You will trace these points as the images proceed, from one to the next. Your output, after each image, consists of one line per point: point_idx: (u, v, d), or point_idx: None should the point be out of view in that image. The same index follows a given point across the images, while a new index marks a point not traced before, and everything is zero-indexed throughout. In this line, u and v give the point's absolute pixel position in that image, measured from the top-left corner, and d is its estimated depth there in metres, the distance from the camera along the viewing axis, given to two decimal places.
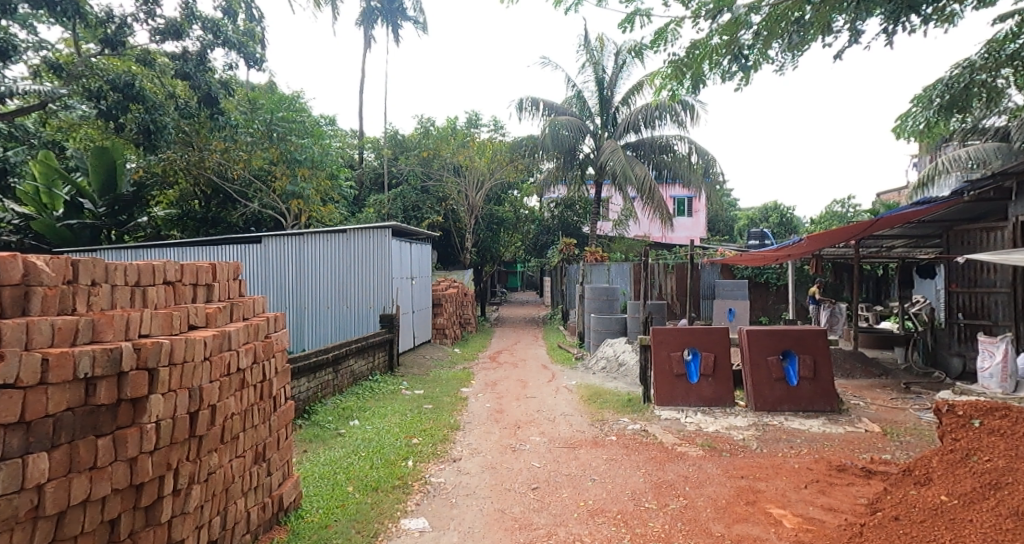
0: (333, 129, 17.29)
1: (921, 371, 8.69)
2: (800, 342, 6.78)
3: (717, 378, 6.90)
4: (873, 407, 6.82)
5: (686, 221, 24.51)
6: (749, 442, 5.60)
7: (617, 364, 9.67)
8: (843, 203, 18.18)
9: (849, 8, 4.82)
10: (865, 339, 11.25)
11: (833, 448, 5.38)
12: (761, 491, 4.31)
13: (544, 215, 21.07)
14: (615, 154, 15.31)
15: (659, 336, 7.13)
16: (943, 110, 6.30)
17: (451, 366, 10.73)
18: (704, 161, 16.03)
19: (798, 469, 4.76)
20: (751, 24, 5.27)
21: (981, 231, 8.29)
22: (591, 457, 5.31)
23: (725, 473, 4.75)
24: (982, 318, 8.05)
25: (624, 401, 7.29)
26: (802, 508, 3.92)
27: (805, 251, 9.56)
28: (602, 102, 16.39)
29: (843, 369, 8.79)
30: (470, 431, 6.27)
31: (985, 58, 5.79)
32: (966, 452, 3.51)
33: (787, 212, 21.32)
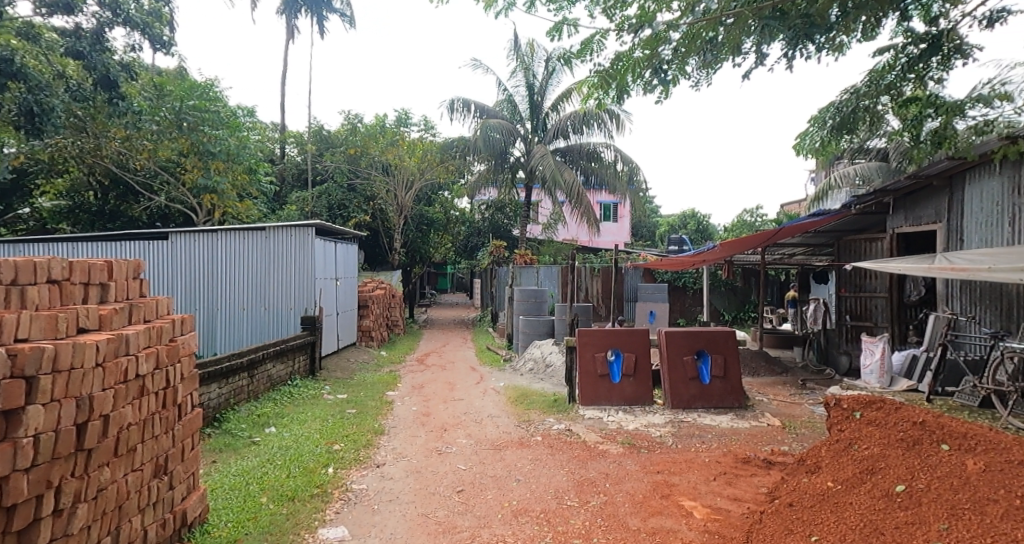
0: (252, 121, 16.42)
1: (815, 369, 9.53)
2: (713, 343, 7.21)
3: (638, 378, 7.19)
4: (775, 403, 7.38)
5: (611, 226, 25.52)
6: (665, 438, 5.89)
7: (545, 365, 9.86)
8: (752, 213, 19.62)
9: (756, 35, 5.17)
10: (769, 339, 12.09)
11: (739, 442, 5.77)
12: (675, 485, 4.54)
13: (475, 216, 21.18)
14: (545, 159, 15.61)
15: (584, 337, 7.33)
16: (835, 131, 6.93)
17: (377, 369, 10.48)
18: (629, 168, 16.76)
19: (708, 463, 5.06)
20: (670, 41, 5.53)
21: (865, 241, 9.19)
22: (516, 458, 5.37)
23: (642, 469, 4.97)
24: (866, 319, 8.93)
25: (550, 402, 7.44)
26: (710, 499, 4.18)
27: (718, 257, 10.17)
28: (532, 107, 16.69)
29: (750, 368, 9.46)
30: (395, 436, 6.17)
31: (868, 86, 6.44)
32: (849, 441, 3.85)
33: (704, 220, 22.73)
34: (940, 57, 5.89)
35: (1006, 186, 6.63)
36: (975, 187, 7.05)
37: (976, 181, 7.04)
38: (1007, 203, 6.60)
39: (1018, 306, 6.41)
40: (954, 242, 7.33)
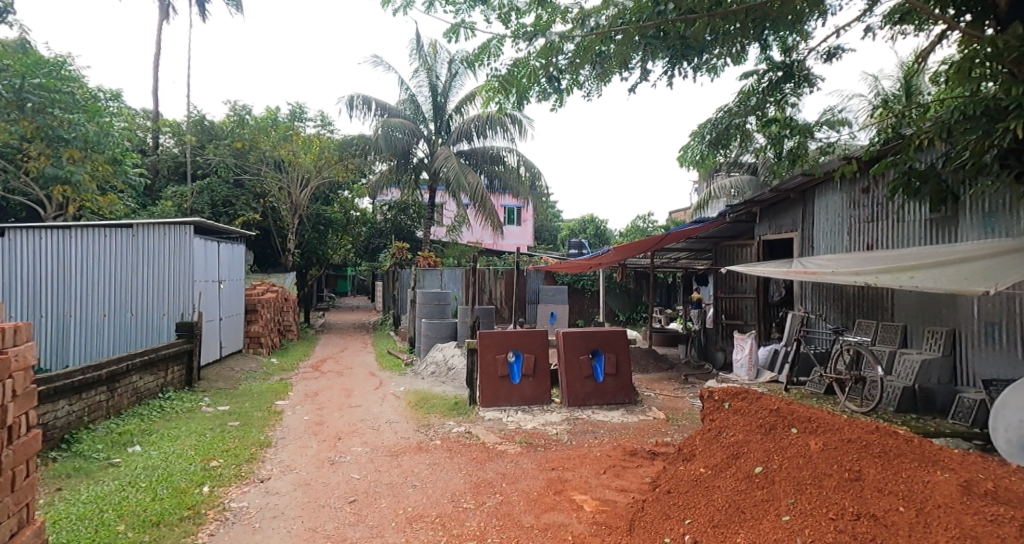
0: (117, 105, 14.70)
1: (695, 365, 10.35)
2: (607, 343, 7.52)
3: (537, 378, 7.34)
4: (661, 397, 7.89)
5: (515, 230, 25.98)
6: (561, 436, 6.07)
7: (446, 368, 9.78)
8: (644, 219, 20.94)
9: (640, 52, 5.50)
10: (658, 338, 12.89)
11: (628, 435, 6.08)
12: (567, 480, 4.68)
13: (377, 218, 20.61)
14: (449, 161, 15.52)
15: (485, 339, 7.34)
16: (712, 145, 7.54)
17: (265, 378, 9.81)
18: (531, 174, 17.15)
19: (599, 457, 5.28)
20: (564, 51, 5.71)
21: (737, 247, 10.12)
22: (413, 463, 5.26)
23: (538, 466, 5.08)
24: (737, 318, 9.85)
25: (451, 405, 7.39)
26: (600, 492, 4.36)
27: (613, 260, 10.69)
28: (435, 109, 16.57)
29: (640, 365, 10.05)
30: (283, 447, 5.80)
31: (738, 106, 7.10)
32: (718, 430, 4.17)
33: (601, 225, 23.85)
34: (793, 85, 6.64)
35: (845, 199, 7.58)
36: (822, 200, 8.00)
37: (822, 195, 8.00)
38: (846, 215, 7.56)
39: (854, 305, 7.36)
40: (807, 248, 8.28)
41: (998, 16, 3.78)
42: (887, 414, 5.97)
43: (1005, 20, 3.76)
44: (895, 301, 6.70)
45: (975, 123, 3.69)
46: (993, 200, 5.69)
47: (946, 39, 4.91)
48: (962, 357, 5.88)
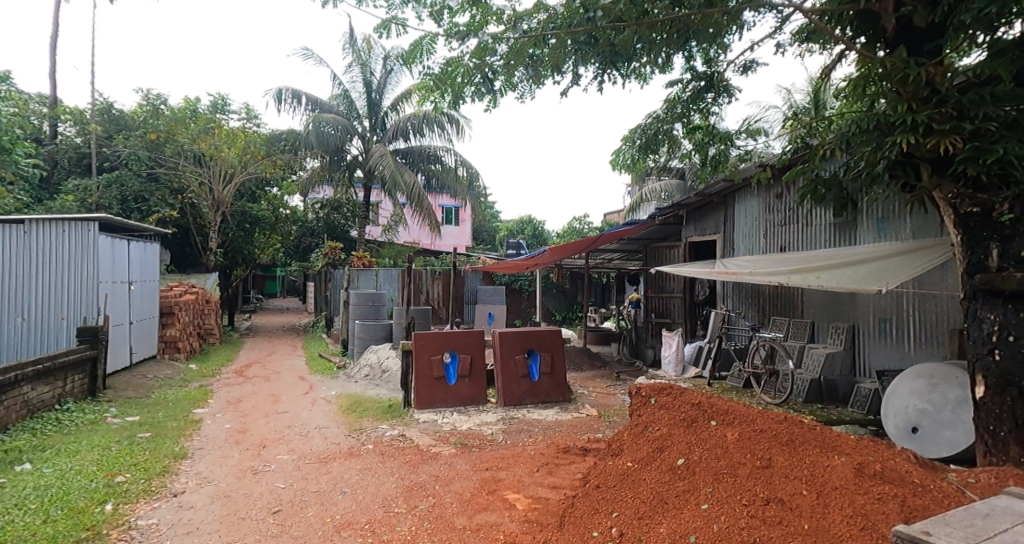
0: (9, 89, 13.32)
1: (627, 362, 10.69)
2: (542, 342, 7.57)
3: (472, 378, 7.31)
4: (594, 395, 8.09)
5: (453, 230, 25.80)
6: (496, 435, 6.08)
7: (381, 370, 9.57)
8: (580, 220, 21.37)
9: (570, 57, 5.60)
10: (592, 337, 13.20)
11: (562, 433, 6.18)
12: (501, 480, 4.68)
13: (308, 216, 19.85)
14: (384, 159, 15.17)
15: (420, 340, 7.20)
16: (642, 149, 7.82)
17: (182, 385, 9.19)
18: (469, 174, 17.07)
19: (533, 455, 5.32)
20: (497, 52, 5.73)
21: (666, 248, 10.54)
22: (343, 469, 5.10)
23: (472, 467, 5.06)
24: (666, 317, 10.26)
25: (384, 408, 7.24)
26: (533, 490, 4.38)
27: (549, 260, 10.84)
28: (370, 105, 16.16)
29: (575, 364, 10.26)
30: (200, 458, 5.46)
31: (665, 113, 7.39)
32: (645, 425, 4.30)
33: (539, 226, 24.13)
34: (714, 94, 6.99)
35: (762, 204, 8.06)
36: (742, 205, 8.48)
37: (742, 199, 8.47)
38: (763, 219, 8.05)
39: (769, 303, 7.84)
40: (728, 250, 8.73)
41: (886, 39, 4.12)
42: (797, 404, 6.42)
43: (893, 43, 4.09)
44: (806, 299, 7.19)
45: (868, 136, 4.01)
46: (887, 207, 6.22)
47: (847, 58, 5.32)
48: (859, 350, 6.39)
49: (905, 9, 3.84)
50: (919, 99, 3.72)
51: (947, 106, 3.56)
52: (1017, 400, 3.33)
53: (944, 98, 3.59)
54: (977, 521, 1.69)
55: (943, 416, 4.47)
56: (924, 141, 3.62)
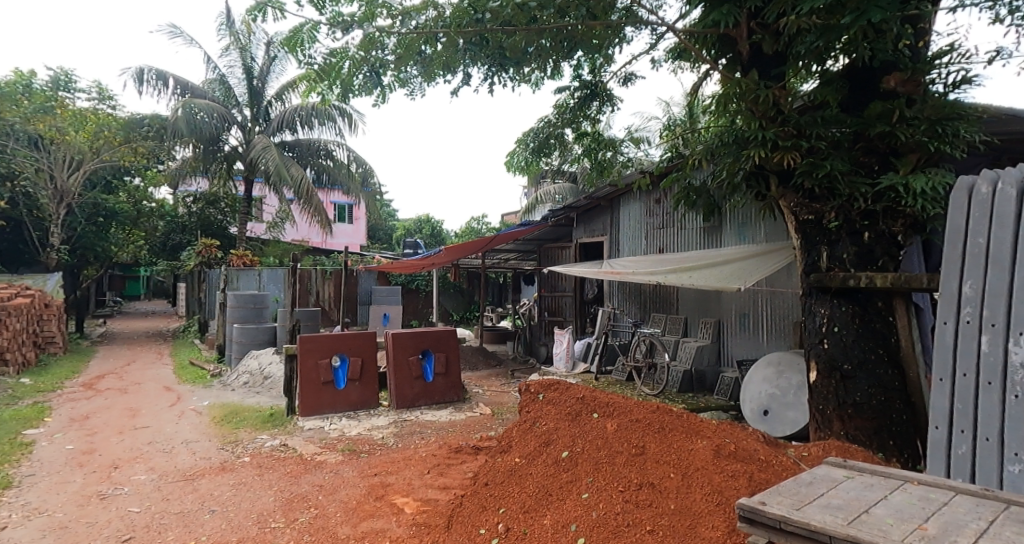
0: None
1: (521, 359, 10.94)
2: (437, 342, 7.46)
3: (363, 382, 7.05)
4: (488, 393, 8.17)
5: (346, 228, 24.77)
6: (387, 439, 5.93)
7: (262, 377, 8.96)
8: (478, 220, 21.51)
9: (458, 56, 5.62)
10: (488, 336, 13.35)
11: (454, 433, 6.15)
12: (390, 484, 4.56)
13: (178, 211, 18.05)
14: (268, 152, 14.14)
15: (306, 344, 6.78)
16: (535, 152, 8.03)
17: (13, 403, 7.94)
18: (363, 170, 16.47)
19: (425, 457, 5.25)
20: (385, 46, 5.59)
21: (558, 248, 10.93)
22: (213, 486, 4.69)
23: (359, 474, 4.88)
24: (557, 315, 10.63)
25: (264, 418, 6.78)
26: (422, 492, 4.31)
27: (445, 260, 10.79)
28: (251, 93, 15.01)
29: (470, 363, 10.31)
30: (32, 487, 4.75)
31: (556, 118, 7.66)
32: (532, 420, 4.37)
33: (437, 225, 23.92)
34: (598, 103, 7.34)
35: (644, 208, 8.63)
36: (626, 208, 9.01)
37: (626, 203, 8.99)
38: (644, 222, 8.61)
39: (649, 301, 8.40)
40: (614, 250, 9.23)
41: (742, 62, 4.57)
42: (672, 394, 6.95)
43: (748, 66, 4.54)
44: (681, 296, 7.79)
45: (728, 149, 4.45)
46: (746, 213, 6.92)
47: (712, 77, 5.86)
48: (724, 343, 7.06)
49: (755, 37, 4.31)
50: (767, 118, 4.18)
51: (789, 125, 4.03)
52: (839, 382, 3.86)
53: (786, 118, 4.06)
54: (801, 489, 1.92)
55: (788, 399, 5.08)
56: (773, 155, 4.09)
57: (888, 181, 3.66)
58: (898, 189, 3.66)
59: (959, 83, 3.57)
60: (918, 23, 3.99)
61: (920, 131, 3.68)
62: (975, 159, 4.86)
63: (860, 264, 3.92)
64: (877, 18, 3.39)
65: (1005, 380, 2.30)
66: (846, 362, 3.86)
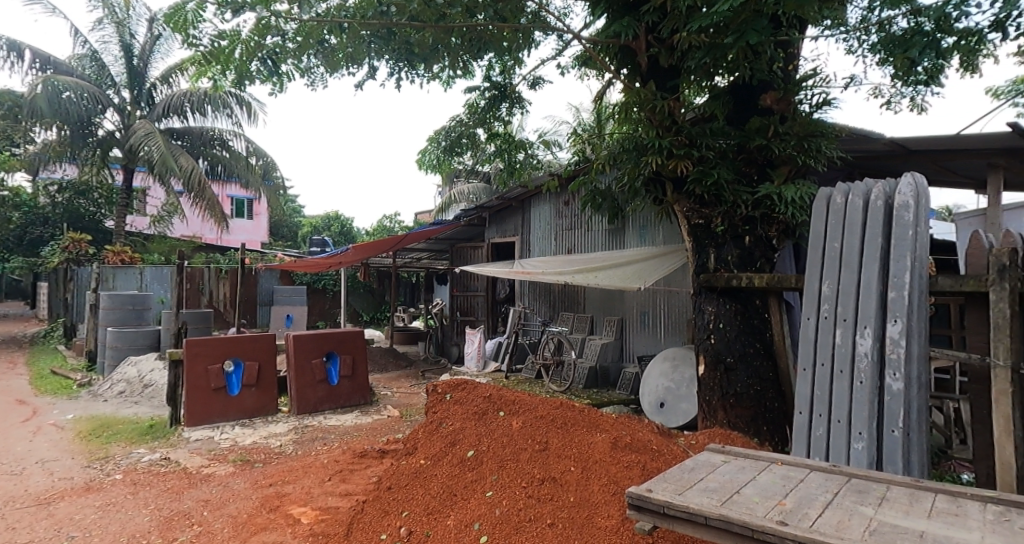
0: None
1: (432, 360, 10.83)
2: (343, 344, 7.17)
3: (260, 387, 6.62)
4: (396, 395, 7.99)
5: (245, 223, 23.20)
6: (285, 447, 5.62)
7: (141, 385, 8.17)
8: (390, 219, 21.02)
9: (362, 48, 5.45)
10: (399, 337, 13.08)
11: (359, 437, 5.95)
12: (286, 494, 4.32)
13: (40, 201, 15.99)
14: (151, 139, 12.85)
15: (194, 348, 6.23)
16: (447, 151, 7.97)
17: None
18: (264, 163, 15.33)
19: (326, 463, 5.03)
20: (282, 32, 5.29)
21: (470, 248, 10.93)
22: (75, 509, 4.19)
23: (252, 485, 4.58)
24: (469, 315, 10.64)
25: (142, 430, 6.17)
26: (321, 500, 4.12)
27: (352, 259, 10.41)
28: (131, 73, 13.61)
29: (379, 365, 10.03)
30: None
31: (467, 119, 7.65)
32: (438, 420, 4.31)
33: (346, 223, 23.06)
34: (508, 105, 7.42)
35: (553, 209, 8.86)
36: (536, 210, 9.19)
37: (536, 205, 9.17)
38: (553, 223, 8.84)
39: (558, 300, 8.63)
40: (525, 251, 9.39)
41: (641, 73, 4.82)
42: (577, 390, 7.19)
43: (647, 77, 4.79)
44: (587, 296, 8.08)
45: (629, 155, 4.68)
46: (646, 216, 7.30)
47: (614, 86, 6.12)
48: (626, 340, 7.41)
49: (652, 50, 4.57)
50: (663, 127, 4.44)
51: (681, 135, 4.32)
52: (723, 374, 4.20)
53: (680, 128, 4.34)
54: (684, 474, 2.05)
55: (681, 391, 5.43)
56: (668, 163, 4.35)
57: (764, 190, 4.04)
58: (773, 197, 4.05)
59: (821, 104, 4.00)
60: (789, 48, 4.41)
61: (791, 146, 4.11)
62: (836, 172, 5.47)
63: (741, 266, 4.28)
64: (754, 41, 3.71)
65: (854, 368, 2.60)
66: (728, 355, 4.20)
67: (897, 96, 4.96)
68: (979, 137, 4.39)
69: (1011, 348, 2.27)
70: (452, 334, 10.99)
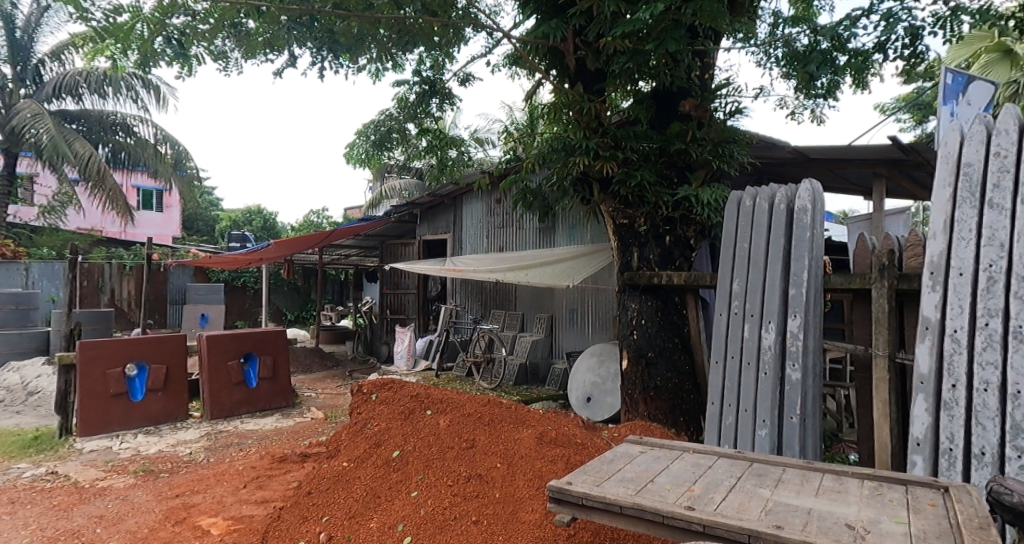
0: None
1: (361, 360, 10.54)
2: (262, 344, 6.81)
3: (168, 392, 6.18)
4: (321, 396, 7.71)
5: (153, 216, 21.59)
6: (195, 455, 5.27)
7: (26, 393, 7.40)
8: (318, 214, 20.27)
9: (282, 35, 5.19)
10: (326, 336, 12.64)
11: (279, 441, 5.68)
12: (194, 505, 4.05)
13: None
14: (40, 122, 11.62)
15: (90, 351, 5.71)
16: (376, 146, 7.78)
17: None
18: (175, 152, 14.33)
19: (241, 470, 4.77)
20: (191, 11, 4.96)
21: (400, 245, 10.73)
22: None
23: (155, 497, 4.26)
24: (400, 312, 10.46)
25: (27, 442, 5.59)
26: (234, 509, 3.90)
27: (274, 256, 9.91)
28: (15, 47, 12.25)
29: (303, 365, 9.64)
30: None
31: (397, 113, 7.51)
32: (363, 421, 4.20)
33: (270, 217, 21.98)
34: (438, 101, 7.34)
35: (485, 207, 8.88)
36: (468, 207, 9.17)
37: (468, 202, 9.15)
38: (485, 221, 8.86)
39: (489, 298, 8.64)
40: (456, 248, 9.34)
41: (569, 74, 4.91)
42: (507, 387, 7.25)
43: (575, 79, 4.89)
44: (518, 293, 8.15)
45: (558, 155, 4.77)
46: (575, 216, 7.47)
47: (544, 86, 6.20)
48: (556, 336, 7.55)
49: (579, 53, 4.68)
50: (590, 129, 4.56)
51: (607, 137, 4.45)
52: (645, 368, 4.38)
53: (605, 130, 4.48)
54: (603, 466, 2.12)
55: (606, 385, 5.61)
56: (594, 163, 4.47)
57: (683, 192, 4.25)
58: (691, 199, 4.27)
59: (734, 113, 4.25)
60: (705, 58, 4.65)
61: (706, 151, 4.37)
62: (747, 177, 5.85)
63: (662, 264, 4.46)
64: (673, 49, 3.87)
65: (759, 360, 2.79)
66: (650, 350, 4.38)
67: (800, 108, 5.36)
68: (868, 148, 4.83)
69: (890, 340, 2.51)
70: (382, 332, 10.74)
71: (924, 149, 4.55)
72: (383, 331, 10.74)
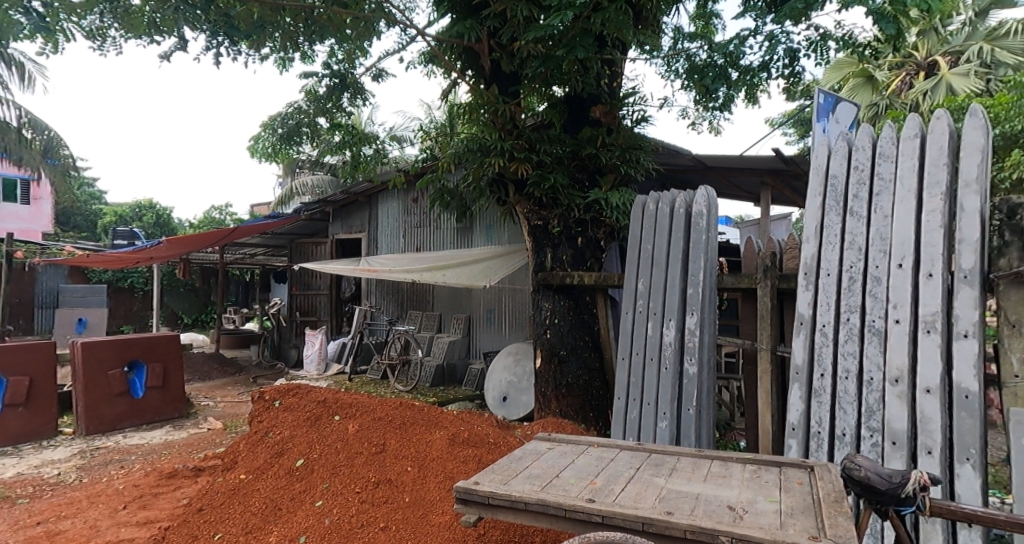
0: None
1: (267, 365, 9.97)
2: (151, 351, 6.19)
3: (31, 406, 5.51)
4: (220, 405, 7.20)
5: (18, 209, 19.19)
6: (66, 476, 4.73)
7: None
8: (220, 210, 18.95)
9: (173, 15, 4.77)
10: (227, 340, 11.83)
11: (168, 456, 5.22)
12: (60, 532, 3.63)
13: None
14: None
15: None
16: (283, 140, 7.36)
17: None
18: (45, 138, 12.63)
19: (121, 490, 4.33)
20: None
21: (311, 244, 10.28)
22: None
23: (11, 527, 3.77)
24: (310, 314, 10.00)
25: None
26: (111, 534, 3.53)
27: (167, 254, 9.10)
28: None
29: (200, 373, 8.95)
30: None
31: (307, 107, 7.15)
32: (265, 430, 3.95)
33: (164, 213, 20.25)
34: (349, 95, 7.08)
35: (401, 206, 8.71)
36: (383, 206, 8.95)
37: (383, 201, 8.93)
38: (401, 222, 8.69)
39: (406, 299, 8.47)
40: (370, 248, 9.07)
41: (485, 76, 4.92)
42: (424, 389, 7.14)
43: (490, 80, 4.90)
44: (434, 294, 8.06)
45: (473, 155, 4.77)
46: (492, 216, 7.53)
47: (459, 85, 6.18)
48: (472, 337, 7.55)
49: (494, 54, 4.69)
50: (505, 130, 4.60)
51: (522, 139, 4.52)
52: (557, 366, 4.47)
53: (520, 133, 4.54)
54: (511, 463, 2.14)
55: (522, 384, 5.68)
56: (509, 165, 4.52)
57: (594, 195, 4.42)
58: (601, 202, 4.45)
59: (639, 121, 4.46)
60: (613, 67, 4.84)
61: (615, 156, 4.56)
62: (652, 183, 6.17)
63: (575, 264, 4.56)
64: (582, 56, 3.98)
65: (660, 355, 2.95)
66: (562, 348, 4.47)
67: (699, 119, 5.72)
68: (757, 159, 5.26)
69: (772, 334, 2.74)
70: (291, 335, 10.20)
71: (802, 162, 5.03)
72: (292, 333, 10.19)
